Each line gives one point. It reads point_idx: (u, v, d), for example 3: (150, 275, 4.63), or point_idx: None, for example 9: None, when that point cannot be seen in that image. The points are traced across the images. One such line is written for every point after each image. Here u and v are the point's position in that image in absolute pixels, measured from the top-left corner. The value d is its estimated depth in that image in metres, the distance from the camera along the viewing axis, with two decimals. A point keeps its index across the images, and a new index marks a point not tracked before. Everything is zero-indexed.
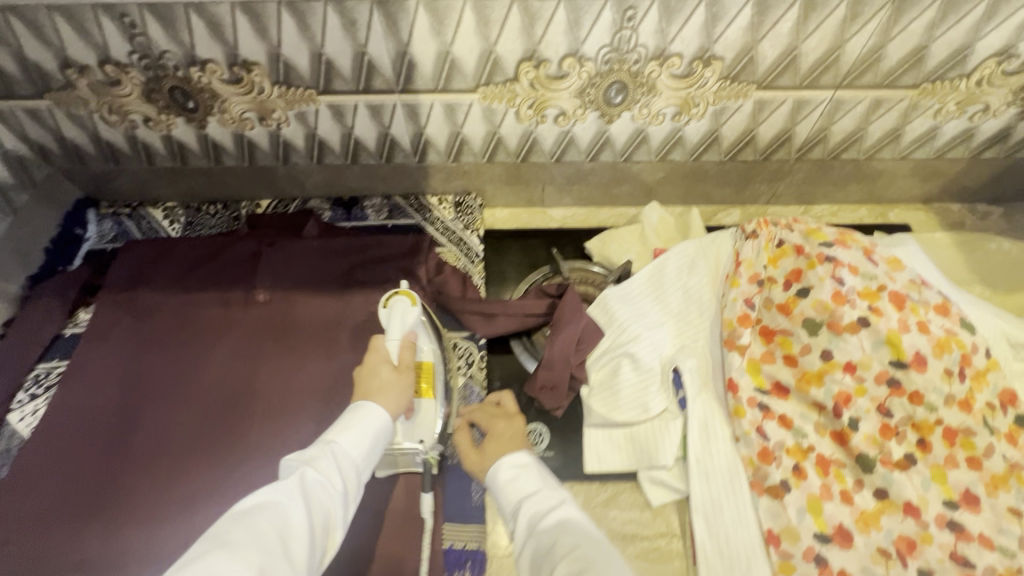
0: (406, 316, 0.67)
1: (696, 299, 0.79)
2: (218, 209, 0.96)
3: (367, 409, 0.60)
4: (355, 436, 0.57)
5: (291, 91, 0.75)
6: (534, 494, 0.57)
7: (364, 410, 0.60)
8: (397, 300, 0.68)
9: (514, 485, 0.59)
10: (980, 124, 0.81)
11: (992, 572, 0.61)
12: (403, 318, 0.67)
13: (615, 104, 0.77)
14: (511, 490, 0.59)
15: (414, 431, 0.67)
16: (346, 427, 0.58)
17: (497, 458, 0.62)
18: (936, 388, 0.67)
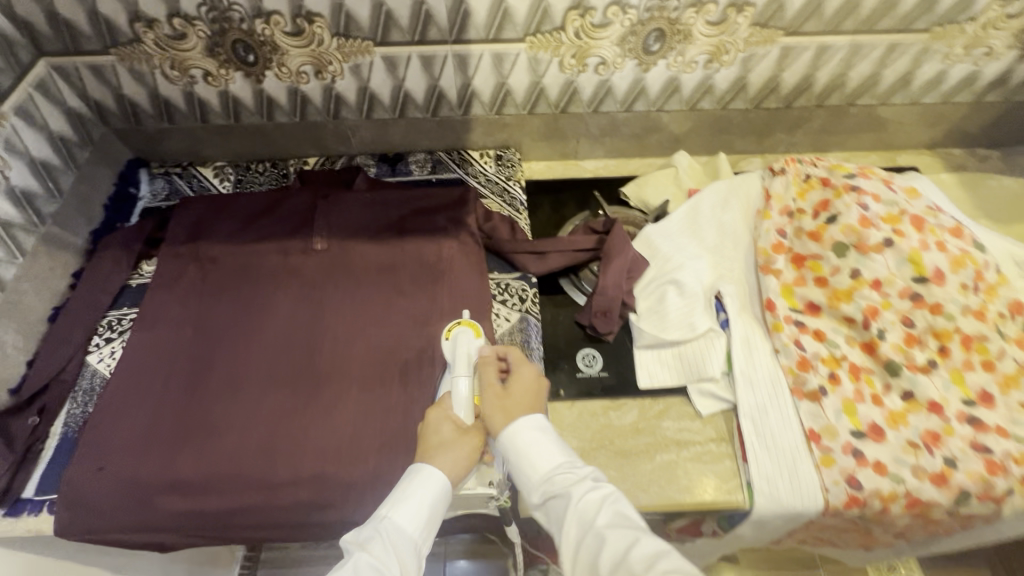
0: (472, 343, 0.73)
1: (731, 233, 0.85)
2: (266, 167, 1.00)
3: (425, 474, 0.63)
4: (411, 510, 0.62)
5: (349, 43, 0.80)
6: (563, 472, 0.63)
7: (411, 481, 0.63)
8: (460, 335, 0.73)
9: (538, 455, 0.64)
10: (984, 67, 0.88)
11: (1009, 456, 0.69)
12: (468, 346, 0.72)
13: (653, 51, 0.83)
14: (535, 460, 0.64)
15: (483, 474, 0.71)
16: (399, 506, 0.62)
17: (515, 422, 0.66)
18: (954, 300, 0.74)
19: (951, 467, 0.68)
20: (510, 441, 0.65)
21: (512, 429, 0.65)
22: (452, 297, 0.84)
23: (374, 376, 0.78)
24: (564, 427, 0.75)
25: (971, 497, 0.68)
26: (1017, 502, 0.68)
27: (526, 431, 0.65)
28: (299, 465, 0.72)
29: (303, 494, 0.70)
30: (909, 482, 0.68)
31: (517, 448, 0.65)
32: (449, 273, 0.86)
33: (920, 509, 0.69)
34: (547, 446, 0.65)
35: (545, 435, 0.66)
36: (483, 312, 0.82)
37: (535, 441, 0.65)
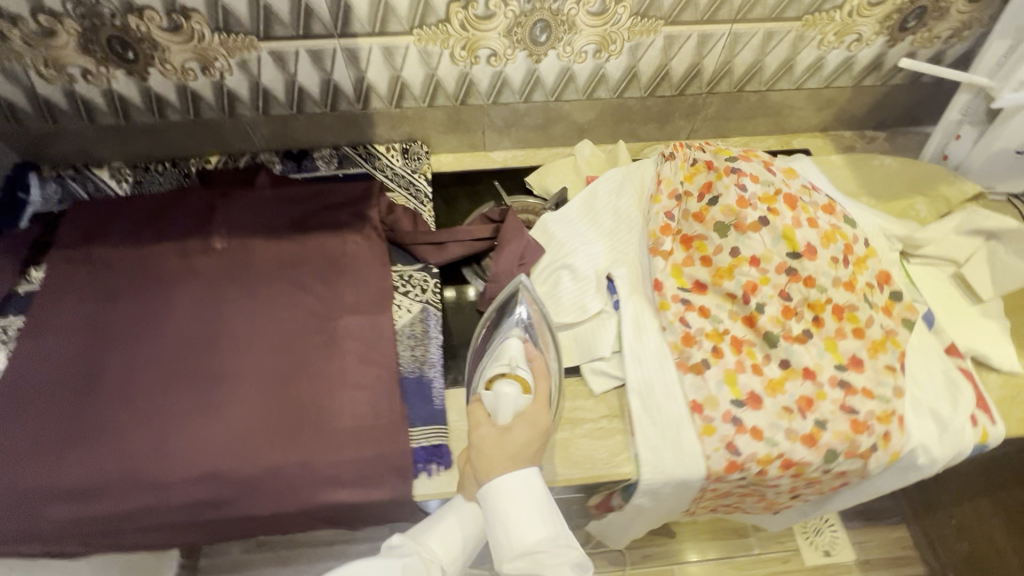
0: (517, 402, 0.68)
1: (625, 217, 0.88)
2: (166, 167, 0.98)
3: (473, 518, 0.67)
4: (450, 543, 0.65)
5: (231, 39, 0.79)
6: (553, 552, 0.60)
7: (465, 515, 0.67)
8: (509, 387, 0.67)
9: (521, 522, 0.61)
10: (857, 53, 0.94)
11: (872, 415, 0.74)
12: (514, 404, 0.67)
13: (541, 42, 0.85)
14: (527, 525, 0.61)
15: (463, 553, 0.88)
16: (440, 535, 0.65)
17: (512, 476, 0.63)
18: (826, 272, 0.79)
19: (820, 428, 0.73)
20: (498, 502, 0.62)
21: (511, 482, 0.62)
22: (355, 290, 0.84)
23: (273, 370, 0.77)
24: (461, 411, 0.77)
25: (838, 455, 0.73)
26: (881, 458, 0.73)
27: (518, 492, 0.62)
28: (193, 464, 0.70)
29: (198, 492, 0.70)
30: (782, 445, 0.72)
31: (500, 511, 0.61)
32: (352, 266, 0.86)
33: (795, 469, 0.73)
34: (539, 511, 0.62)
35: (537, 500, 0.62)
36: (384, 303, 0.83)
37: (527, 503, 0.62)
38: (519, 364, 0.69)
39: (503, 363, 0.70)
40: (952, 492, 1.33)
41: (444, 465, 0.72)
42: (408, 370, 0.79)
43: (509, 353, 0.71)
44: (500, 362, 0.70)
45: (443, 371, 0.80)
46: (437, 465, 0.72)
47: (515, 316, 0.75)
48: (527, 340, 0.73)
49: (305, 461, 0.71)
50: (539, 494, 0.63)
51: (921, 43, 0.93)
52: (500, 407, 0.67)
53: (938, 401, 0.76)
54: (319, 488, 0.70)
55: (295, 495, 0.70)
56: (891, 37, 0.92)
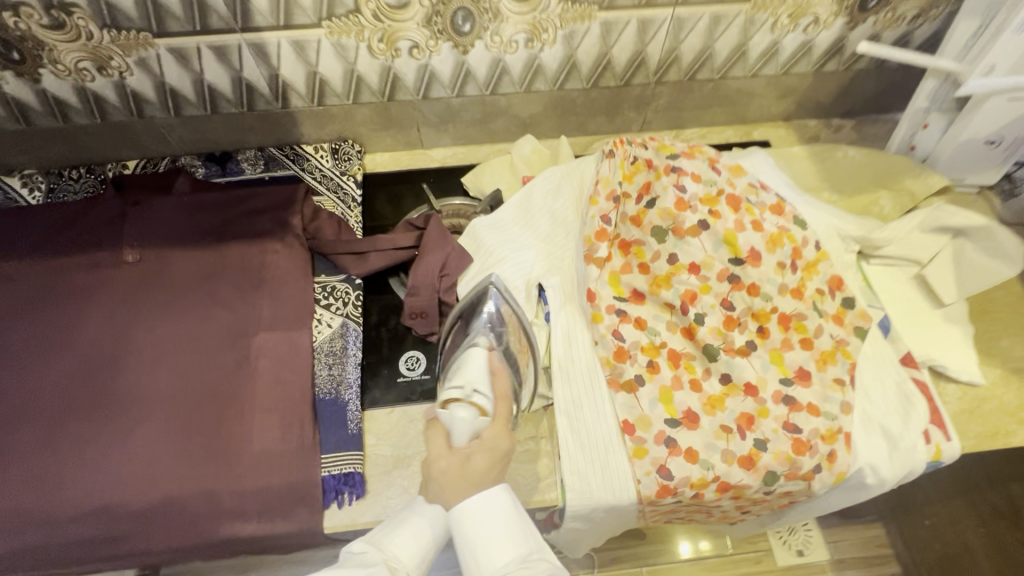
0: (474, 425, 0.60)
1: (561, 220, 0.82)
2: (81, 173, 0.92)
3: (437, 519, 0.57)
4: (418, 549, 0.54)
5: (123, 36, 0.73)
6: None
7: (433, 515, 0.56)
8: (463, 407, 0.60)
9: (486, 545, 0.53)
10: (815, 36, 0.87)
11: (817, 434, 0.69)
12: (470, 427, 0.60)
13: (465, 32, 0.78)
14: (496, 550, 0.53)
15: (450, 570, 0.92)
16: (407, 540, 0.54)
17: (482, 497, 0.55)
18: (771, 279, 0.73)
19: (759, 449, 0.68)
20: (461, 526, 0.54)
21: (477, 503, 0.54)
22: (273, 305, 0.79)
23: (181, 394, 0.72)
24: (380, 435, 0.73)
25: (779, 477, 0.68)
26: (826, 479, 0.68)
27: (483, 515, 0.54)
28: (89, 497, 0.67)
29: (95, 527, 0.66)
30: (718, 467, 0.67)
31: (464, 535, 0.54)
32: (272, 279, 0.81)
33: (733, 492, 0.69)
34: (510, 534, 0.54)
35: (506, 519, 0.54)
36: (303, 318, 0.78)
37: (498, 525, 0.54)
38: (476, 390, 0.62)
39: (457, 390, 0.62)
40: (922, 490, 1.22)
41: (356, 495, 0.68)
42: (323, 392, 0.75)
43: (467, 374, 0.64)
44: (454, 386, 0.63)
45: (361, 391, 0.75)
46: (349, 495, 0.68)
47: (484, 317, 0.72)
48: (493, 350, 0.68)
49: (210, 492, 0.67)
50: (508, 512, 0.55)
51: (885, 24, 0.86)
52: (455, 429, 0.60)
53: (888, 416, 0.71)
54: (222, 521, 0.66)
55: (199, 529, 0.66)
56: (851, 18, 0.85)
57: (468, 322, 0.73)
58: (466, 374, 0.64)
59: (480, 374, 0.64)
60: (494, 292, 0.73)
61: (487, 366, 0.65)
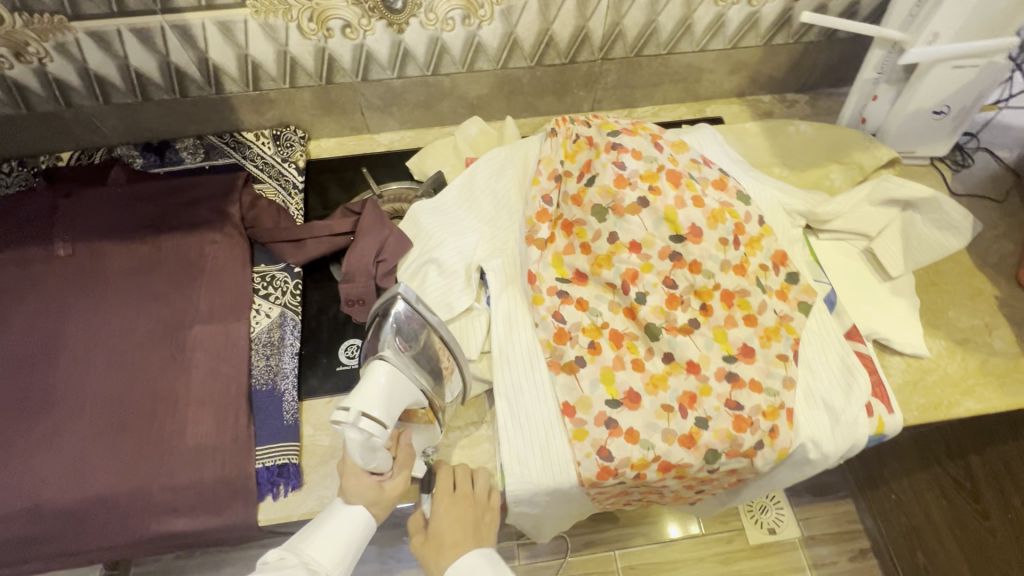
0: (368, 447, 0.56)
1: (504, 202, 0.80)
2: (13, 166, 0.88)
3: (344, 516, 0.57)
4: (338, 551, 0.55)
5: (37, 19, 0.70)
6: None
7: (358, 516, 0.58)
8: (352, 431, 0.55)
9: None
10: (761, 7, 0.86)
11: (758, 411, 0.68)
12: (363, 447, 0.56)
13: (398, 10, 0.76)
14: None
15: None
16: (327, 543, 0.55)
17: None
18: (713, 255, 0.72)
19: (700, 427, 0.67)
20: None
21: None
22: (210, 296, 0.77)
23: (113, 390, 0.70)
24: (318, 425, 0.72)
25: (720, 456, 0.67)
26: (768, 455, 0.68)
27: None
28: (13, 498, 0.65)
29: (18, 528, 0.64)
30: (658, 447, 0.66)
31: None
32: (209, 269, 0.78)
33: (676, 472, 0.68)
34: None
35: None
36: (240, 309, 0.76)
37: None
38: (365, 418, 0.55)
39: (343, 413, 0.55)
40: (890, 462, 1.16)
41: (291, 486, 0.67)
42: (259, 383, 0.73)
43: (361, 398, 0.56)
44: (342, 407, 0.55)
45: (298, 381, 0.74)
46: (284, 486, 0.67)
47: (391, 325, 0.61)
48: (400, 368, 0.58)
49: (140, 488, 0.65)
50: None
51: None
52: (354, 449, 0.56)
53: (831, 391, 0.71)
54: (153, 518, 0.65)
55: (131, 526, 0.65)
56: None
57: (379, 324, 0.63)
58: (358, 394, 0.56)
59: (374, 397, 0.56)
60: (402, 301, 0.62)
61: (386, 385, 0.57)
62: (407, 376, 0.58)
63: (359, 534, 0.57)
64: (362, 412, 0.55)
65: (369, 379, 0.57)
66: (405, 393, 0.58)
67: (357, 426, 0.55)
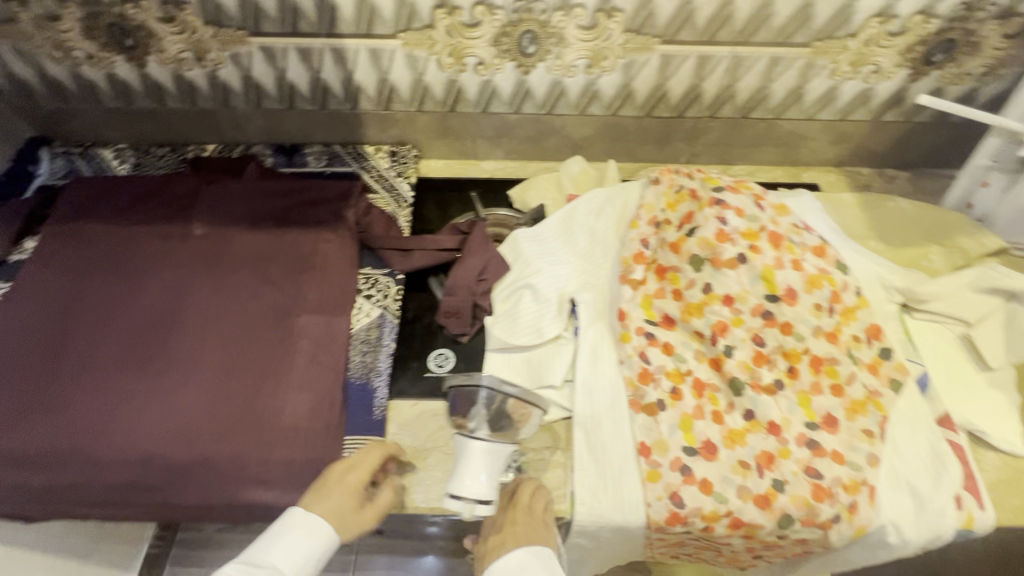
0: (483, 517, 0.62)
1: (601, 240, 0.84)
2: (166, 152, 1.01)
3: (292, 522, 0.61)
4: (299, 557, 0.59)
5: (222, 32, 0.81)
6: None
7: (315, 530, 0.61)
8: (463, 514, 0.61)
9: None
10: (876, 85, 0.87)
11: (838, 483, 0.67)
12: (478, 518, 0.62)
13: (530, 54, 0.83)
14: None
15: None
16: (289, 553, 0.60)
17: None
18: (806, 320, 0.73)
19: (776, 489, 0.67)
20: None
21: None
22: (318, 289, 0.83)
23: (224, 362, 0.78)
24: (401, 425, 0.77)
25: (794, 522, 0.67)
26: (844, 531, 0.67)
27: None
28: (131, 446, 0.72)
29: (130, 475, 0.72)
30: (732, 502, 0.67)
31: None
32: (319, 265, 0.85)
33: (745, 531, 0.68)
34: None
35: None
36: (344, 306, 0.82)
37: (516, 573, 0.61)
38: (478, 505, 0.60)
39: (456, 502, 0.60)
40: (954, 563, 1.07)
41: None
42: (354, 377, 0.79)
43: (467, 484, 0.60)
44: (454, 496, 0.60)
45: (389, 380, 0.80)
46: None
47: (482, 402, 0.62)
48: (494, 450, 0.61)
49: (239, 455, 0.72)
50: None
51: (950, 79, 0.86)
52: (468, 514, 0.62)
53: (917, 475, 0.69)
54: (246, 486, 0.71)
55: (224, 489, 0.71)
56: (915, 70, 0.85)
57: (459, 403, 0.63)
58: (459, 482, 0.60)
59: (478, 484, 0.60)
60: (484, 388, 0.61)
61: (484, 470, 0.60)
62: (501, 445, 0.61)
63: (313, 538, 0.61)
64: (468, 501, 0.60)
65: (468, 463, 0.61)
66: (501, 464, 0.62)
67: (472, 511, 0.60)
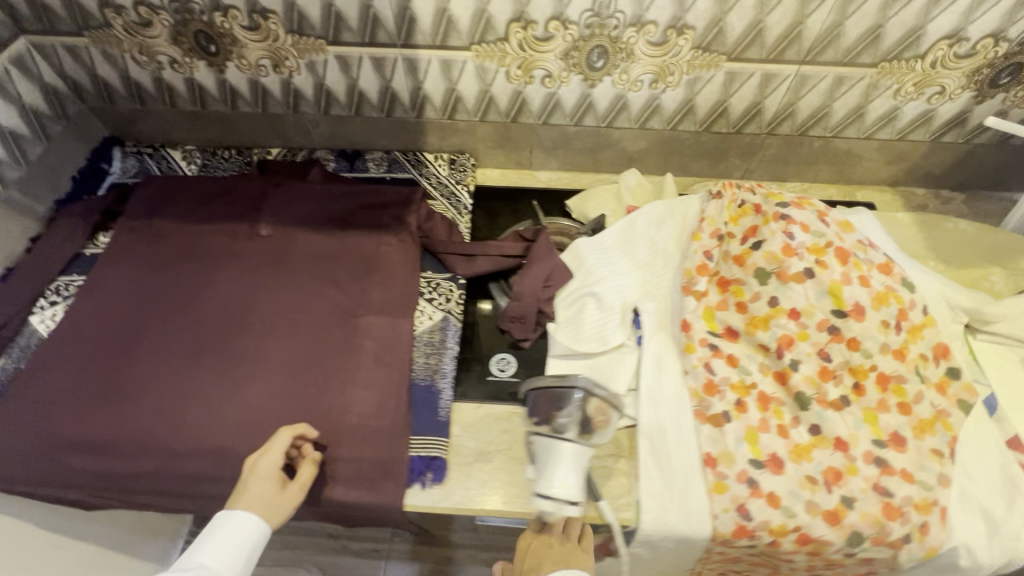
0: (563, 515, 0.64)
1: (662, 251, 0.85)
2: (232, 154, 1.04)
3: (221, 523, 0.63)
4: (226, 556, 0.61)
5: (302, 40, 0.84)
6: None
7: (243, 525, 0.63)
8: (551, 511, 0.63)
9: None
10: (938, 106, 0.88)
11: (910, 502, 0.67)
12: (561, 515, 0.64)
13: (597, 68, 0.85)
14: None
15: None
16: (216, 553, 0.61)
17: None
18: (873, 336, 0.72)
19: (846, 506, 0.67)
20: None
21: None
22: (382, 291, 0.85)
23: (291, 360, 0.79)
24: (465, 427, 0.78)
25: (864, 540, 0.66)
26: (915, 551, 0.66)
27: None
28: (203, 438, 0.74)
29: (201, 466, 0.73)
30: (800, 517, 0.67)
31: None
32: (383, 267, 0.87)
33: (812, 547, 0.67)
34: None
35: None
36: (407, 308, 0.84)
37: None
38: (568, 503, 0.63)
39: (546, 499, 0.63)
40: None
41: (436, 480, 0.72)
42: (419, 379, 0.80)
43: (558, 483, 0.63)
44: (544, 494, 0.63)
45: (452, 384, 0.80)
46: (431, 477, 0.73)
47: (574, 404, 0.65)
48: (582, 452, 0.64)
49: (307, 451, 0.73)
50: None
51: (1014, 102, 0.87)
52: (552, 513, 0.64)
53: (989, 497, 0.69)
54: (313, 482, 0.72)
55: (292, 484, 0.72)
56: (979, 93, 0.85)
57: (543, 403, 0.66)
58: (550, 480, 0.63)
59: (568, 484, 0.63)
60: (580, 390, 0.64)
61: (573, 470, 0.63)
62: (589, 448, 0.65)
63: (239, 533, 0.62)
64: (560, 499, 0.62)
65: (557, 464, 0.64)
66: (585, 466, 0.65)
67: (561, 508, 0.63)
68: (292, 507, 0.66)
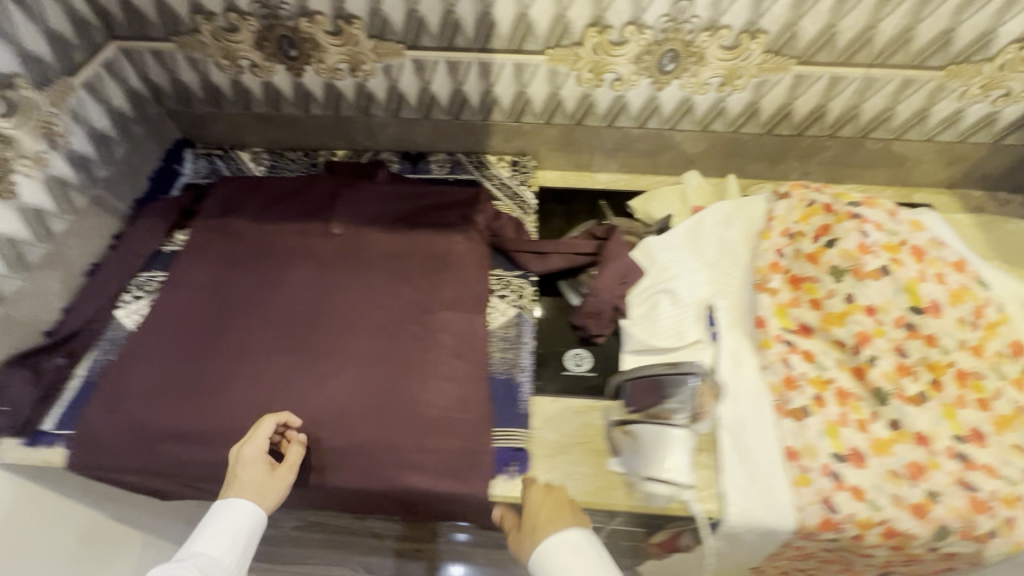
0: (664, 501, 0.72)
1: (730, 250, 0.87)
2: (298, 156, 1.07)
3: (219, 511, 0.69)
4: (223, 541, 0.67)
5: (382, 45, 0.87)
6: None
7: (241, 512, 0.68)
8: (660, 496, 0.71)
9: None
10: (1003, 108, 0.89)
11: (995, 496, 0.68)
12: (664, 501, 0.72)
13: (667, 71, 0.87)
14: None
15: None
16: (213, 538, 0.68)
17: None
18: (951, 333, 0.73)
19: (932, 500, 0.67)
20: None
21: None
22: (456, 287, 0.87)
23: (372, 354, 0.81)
24: (544, 420, 0.79)
25: (950, 534, 0.67)
26: (1000, 545, 0.67)
27: None
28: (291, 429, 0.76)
29: None
30: (886, 511, 0.67)
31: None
32: (455, 264, 0.89)
33: (897, 541, 0.68)
34: None
35: None
36: (481, 305, 0.86)
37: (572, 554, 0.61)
38: (684, 487, 0.70)
39: (662, 484, 0.70)
40: None
41: (521, 470, 0.74)
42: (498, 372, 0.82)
43: (673, 468, 0.71)
44: (660, 478, 0.71)
45: (530, 377, 0.82)
46: (516, 468, 0.74)
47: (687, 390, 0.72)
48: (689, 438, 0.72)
49: (394, 442, 0.75)
50: None
51: None
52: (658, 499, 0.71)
53: None
54: (400, 471, 0.73)
55: (380, 474, 0.74)
56: None
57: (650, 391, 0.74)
58: (664, 465, 0.71)
59: (681, 467, 0.71)
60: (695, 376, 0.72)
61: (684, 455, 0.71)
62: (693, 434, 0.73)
63: (239, 517, 0.68)
64: (677, 484, 0.70)
65: (670, 450, 0.71)
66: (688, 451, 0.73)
67: (676, 492, 0.70)
68: (281, 488, 0.70)
